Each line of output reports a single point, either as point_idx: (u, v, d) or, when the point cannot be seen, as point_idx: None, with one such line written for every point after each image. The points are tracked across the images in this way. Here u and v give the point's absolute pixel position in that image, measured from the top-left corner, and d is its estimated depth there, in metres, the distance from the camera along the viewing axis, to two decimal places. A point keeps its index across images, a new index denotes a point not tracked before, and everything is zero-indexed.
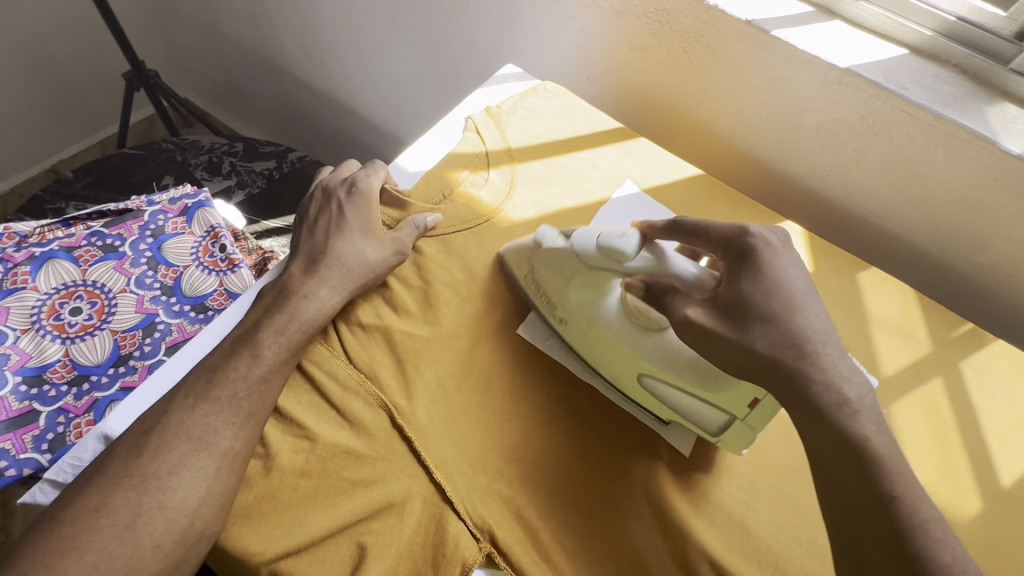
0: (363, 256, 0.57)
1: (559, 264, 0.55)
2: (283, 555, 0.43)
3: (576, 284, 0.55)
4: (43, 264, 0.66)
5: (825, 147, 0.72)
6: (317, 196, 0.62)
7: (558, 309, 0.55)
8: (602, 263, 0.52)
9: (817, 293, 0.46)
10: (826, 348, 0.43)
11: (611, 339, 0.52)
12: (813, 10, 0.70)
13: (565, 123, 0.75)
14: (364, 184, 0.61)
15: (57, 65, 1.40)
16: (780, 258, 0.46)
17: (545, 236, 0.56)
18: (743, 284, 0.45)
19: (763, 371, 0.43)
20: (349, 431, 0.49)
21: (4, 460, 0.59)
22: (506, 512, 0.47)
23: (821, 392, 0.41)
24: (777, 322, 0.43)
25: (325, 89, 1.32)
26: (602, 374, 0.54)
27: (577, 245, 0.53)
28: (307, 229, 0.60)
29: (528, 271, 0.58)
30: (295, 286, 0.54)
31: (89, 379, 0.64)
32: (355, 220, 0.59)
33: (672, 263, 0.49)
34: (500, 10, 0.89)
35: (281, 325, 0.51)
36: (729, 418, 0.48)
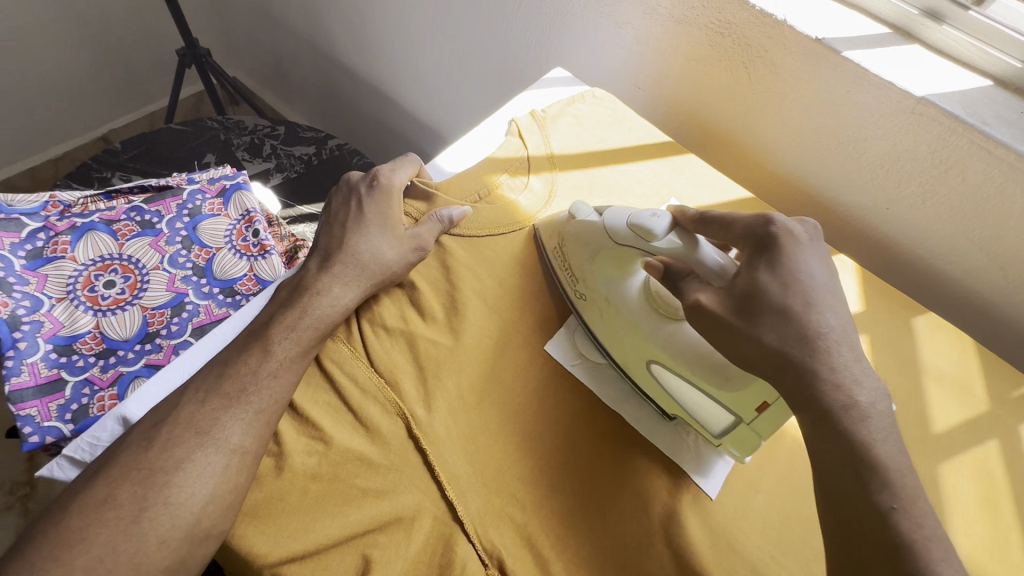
0: (378, 253, 0.56)
1: (587, 238, 0.55)
2: (287, 561, 0.42)
3: (602, 261, 0.55)
4: (83, 235, 0.67)
5: (889, 180, 0.67)
6: (341, 189, 0.62)
7: (580, 284, 0.56)
8: (628, 240, 0.51)
9: (837, 290, 0.44)
10: (838, 348, 0.42)
11: (628, 321, 0.53)
12: (890, 31, 0.66)
13: (612, 133, 0.72)
14: (386, 179, 0.61)
15: (116, 37, 1.44)
16: (804, 252, 0.45)
17: (579, 210, 0.57)
18: (761, 274, 0.44)
19: (768, 364, 0.42)
20: (364, 438, 0.47)
21: (29, 425, 0.60)
22: (518, 540, 0.45)
23: (830, 392, 0.41)
24: (789, 315, 0.42)
25: (369, 78, 1.31)
26: (611, 359, 0.55)
27: (608, 220, 0.53)
28: (328, 222, 0.60)
29: (557, 245, 0.59)
30: (308, 283, 0.54)
31: (116, 353, 0.64)
32: (374, 217, 0.58)
33: (702, 251, 0.47)
34: (554, 11, 0.87)
35: (291, 321, 0.50)
36: (734, 420, 0.47)
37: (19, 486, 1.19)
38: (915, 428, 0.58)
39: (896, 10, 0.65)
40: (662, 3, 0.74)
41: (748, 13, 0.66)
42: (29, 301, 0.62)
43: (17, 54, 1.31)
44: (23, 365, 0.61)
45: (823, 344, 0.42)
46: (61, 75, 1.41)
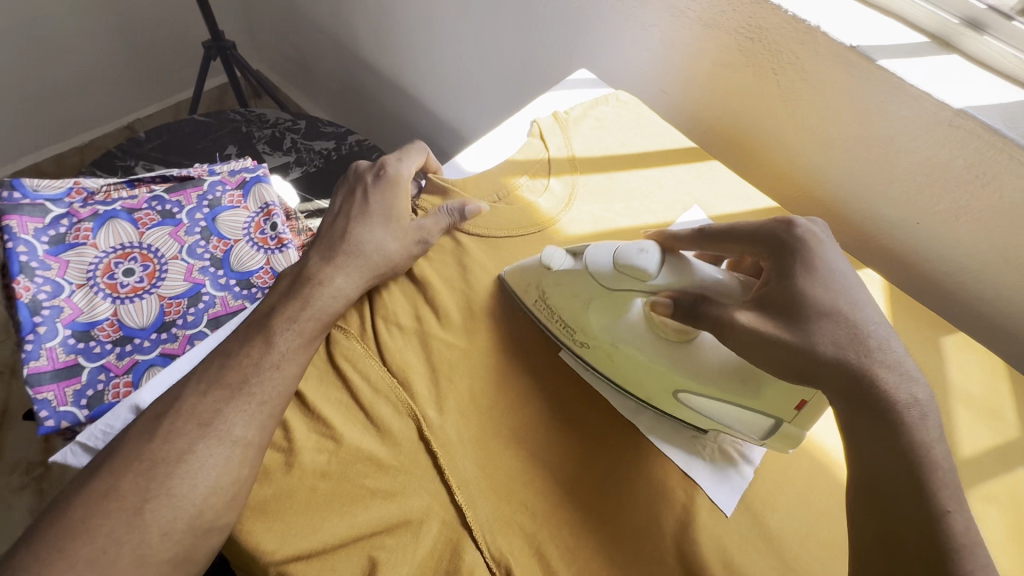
0: (382, 244, 0.56)
1: (574, 288, 0.52)
2: (293, 559, 0.41)
3: (596, 304, 0.52)
4: (105, 223, 0.68)
5: (921, 193, 0.65)
6: (348, 180, 0.62)
7: (578, 332, 0.53)
8: (621, 284, 0.48)
9: (865, 285, 0.44)
10: (889, 345, 0.42)
11: (641, 358, 0.51)
12: (928, 41, 0.64)
13: (635, 137, 0.71)
14: (393, 169, 0.61)
15: (144, 28, 1.46)
16: (828, 250, 0.45)
17: (552, 258, 0.52)
18: (797, 279, 0.43)
19: (826, 375, 0.41)
20: (375, 437, 0.47)
21: (45, 409, 0.60)
22: (526, 548, 0.44)
23: (891, 393, 0.40)
24: (839, 317, 0.41)
25: (391, 74, 1.32)
26: (632, 396, 0.52)
27: (592, 266, 0.49)
28: (333, 212, 0.60)
29: (538, 296, 0.54)
30: (311, 273, 0.54)
31: (133, 341, 0.65)
32: (379, 207, 0.59)
33: (699, 273, 0.47)
34: (579, 12, 0.86)
35: (295, 314, 0.50)
36: (774, 422, 0.46)
37: (34, 467, 1.22)
38: None
39: (935, 18, 0.63)
40: (690, 5, 0.73)
41: (780, 18, 0.65)
42: (50, 286, 0.63)
43: (48, 42, 1.33)
44: (42, 349, 0.62)
45: (871, 343, 0.41)
46: (90, 64, 1.43)
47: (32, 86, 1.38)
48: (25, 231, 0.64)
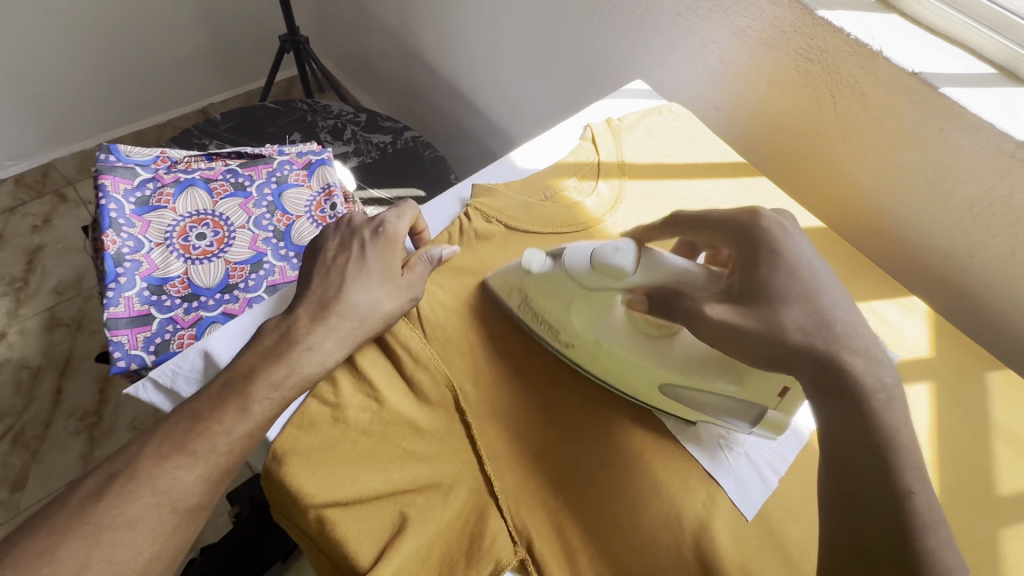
0: (377, 304, 0.52)
1: (556, 288, 0.53)
2: (331, 504, 0.44)
3: (577, 305, 0.53)
4: (185, 189, 0.74)
5: (977, 224, 0.64)
6: (338, 232, 0.57)
7: (561, 332, 0.54)
8: (599, 282, 0.50)
9: (834, 273, 0.45)
10: (855, 330, 0.43)
11: (622, 355, 0.51)
12: (996, 72, 0.63)
13: (685, 148, 0.72)
14: (392, 227, 0.57)
15: (228, 21, 1.57)
16: (796, 240, 0.46)
17: (532, 260, 0.53)
18: (761, 269, 0.44)
19: (789, 361, 0.42)
20: (414, 403, 0.50)
21: (118, 351, 0.66)
22: (548, 526, 0.46)
23: (859, 376, 0.41)
24: (806, 302, 0.42)
25: (450, 77, 1.37)
26: (624, 392, 0.53)
27: (569, 267, 0.51)
28: (321, 267, 0.55)
29: (520, 298, 0.55)
30: (298, 332, 0.50)
31: (199, 299, 0.70)
32: (376, 266, 0.54)
33: (673, 268, 0.47)
34: (640, 26, 0.88)
35: (278, 376, 0.47)
36: (761, 409, 0.48)
37: (87, 415, 1.31)
38: (977, 487, 0.55)
39: (1006, 51, 0.62)
40: (752, 24, 0.74)
41: (842, 41, 0.66)
42: (133, 242, 0.69)
43: (143, 28, 1.46)
44: (121, 297, 0.67)
45: (836, 329, 0.42)
46: (177, 50, 1.55)
47: (125, 67, 1.50)
48: (116, 190, 0.70)
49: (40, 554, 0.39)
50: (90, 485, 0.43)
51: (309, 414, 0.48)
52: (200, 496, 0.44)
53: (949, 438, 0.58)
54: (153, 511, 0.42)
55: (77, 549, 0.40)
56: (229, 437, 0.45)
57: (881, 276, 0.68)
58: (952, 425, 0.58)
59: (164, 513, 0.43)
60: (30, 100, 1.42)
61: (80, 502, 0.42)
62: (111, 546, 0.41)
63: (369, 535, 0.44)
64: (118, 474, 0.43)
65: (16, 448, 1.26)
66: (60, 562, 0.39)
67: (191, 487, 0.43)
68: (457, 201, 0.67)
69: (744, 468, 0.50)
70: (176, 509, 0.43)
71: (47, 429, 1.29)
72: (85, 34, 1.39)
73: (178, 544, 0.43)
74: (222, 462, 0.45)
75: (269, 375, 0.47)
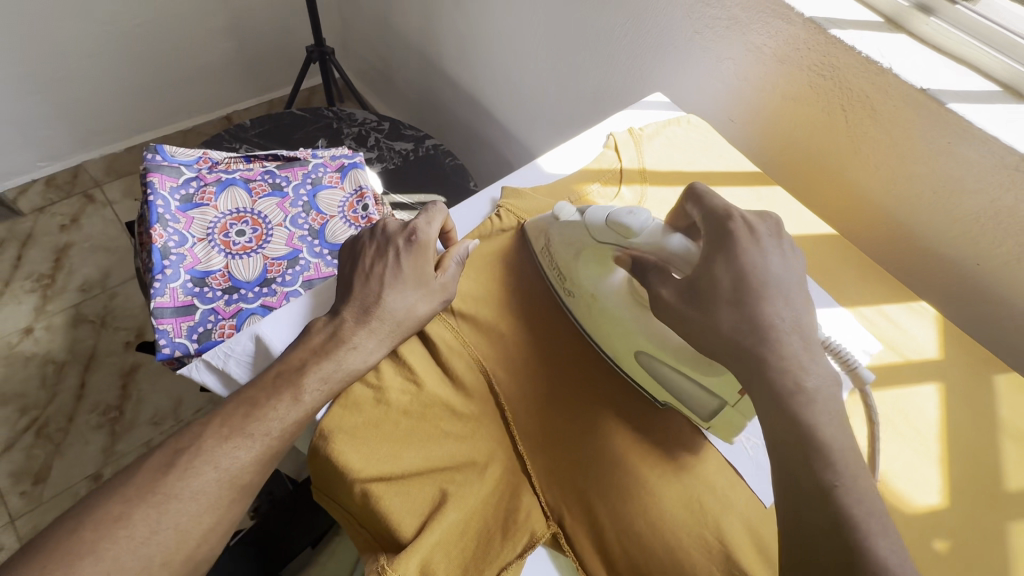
0: (413, 309, 0.54)
1: (570, 240, 0.58)
2: (376, 479, 0.47)
3: (588, 258, 0.57)
4: (226, 188, 0.78)
5: (984, 234, 0.67)
6: (376, 237, 0.58)
7: (567, 280, 0.58)
8: (606, 236, 0.54)
9: (800, 285, 0.46)
10: (790, 335, 0.44)
11: (614, 315, 0.55)
12: (1000, 90, 0.66)
13: (703, 157, 0.76)
14: (423, 234, 0.57)
15: (256, 32, 1.64)
16: (762, 248, 0.47)
17: (563, 210, 0.59)
18: (713, 268, 0.47)
19: (726, 353, 0.45)
20: (450, 388, 0.53)
21: (164, 338, 0.70)
22: (576, 504, 0.48)
23: (776, 378, 0.42)
24: (744, 306, 0.44)
25: (469, 88, 1.42)
26: (603, 351, 0.56)
27: (589, 219, 0.55)
28: (359, 271, 0.56)
29: (543, 244, 0.61)
30: (344, 333, 0.51)
31: (239, 291, 0.74)
32: (413, 274, 0.55)
33: (671, 241, 0.50)
34: (658, 41, 0.92)
35: (327, 371, 0.50)
36: (718, 404, 0.49)
37: (110, 410, 1.34)
38: (985, 482, 0.57)
39: (1010, 69, 0.66)
40: (767, 42, 0.78)
41: (854, 58, 0.70)
42: (178, 237, 0.73)
43: (176, 36, 1.52)
44: (166, 288, 0.71)
45: (763, 335, 0.43)
46: (206, 59, 1.61)
47: (156, 73, 1.56)
48: (163, 187, 0.74)
49: (115, 519, 0.43)
50: (157, 457, 0.46)
51: (354, 395, 0.51)
52: (254, 471, 0.47)
53: (957, 436, 0.60)
54: (214, 484, 0.45)
55: (148, 514, 0.43)
56: (283, 420, 0.48)
57: (890, 282, 0.71)
58: (961, 424, 0.61)
59: (223, 486, 0.46)
60: (65, 104, 1.48)
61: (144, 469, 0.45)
62: (176, 515, 0.44)
63: (411, 508, 0.47)
64: (182, 449, 0.46)
65: (40, 440, 1.29)
66: (132, 526, 0.43)
67: (247, 462, 0.47)
68: (490, 200, 0.70)
69: (761, 456, 0.52)
70: (232, 482, 0.46)
71: (70, 422, 1.32)
72: (121, 42, 1.45)
73: (231, 516, 0.46)
74: (274, 439, 0.48)
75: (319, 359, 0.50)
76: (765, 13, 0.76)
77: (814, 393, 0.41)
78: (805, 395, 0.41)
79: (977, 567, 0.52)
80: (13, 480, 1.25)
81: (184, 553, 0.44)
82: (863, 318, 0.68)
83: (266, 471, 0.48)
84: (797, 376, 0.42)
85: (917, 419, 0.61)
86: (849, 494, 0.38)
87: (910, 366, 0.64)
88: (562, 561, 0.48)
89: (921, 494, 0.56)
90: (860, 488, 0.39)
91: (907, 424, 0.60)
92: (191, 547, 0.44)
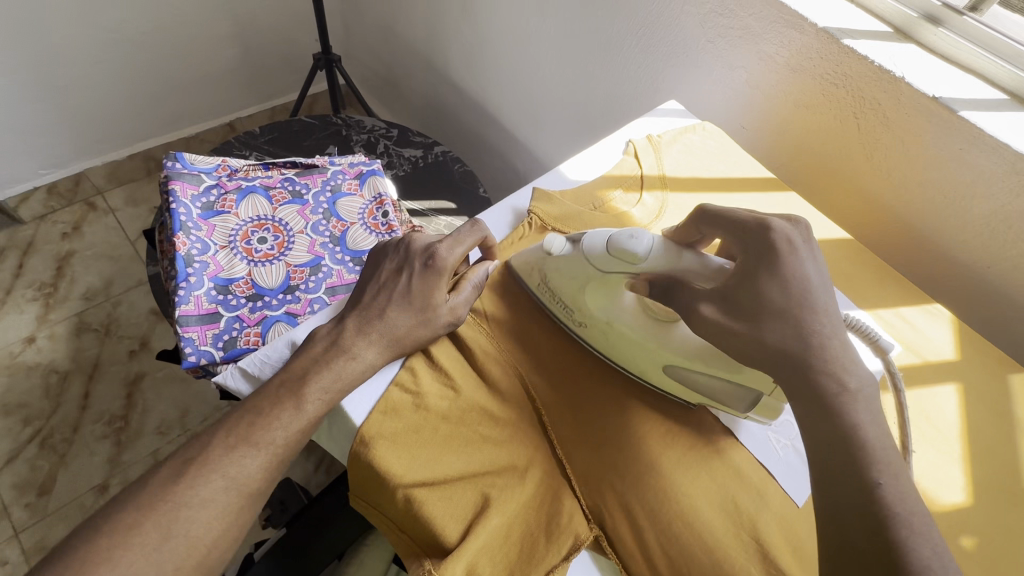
0: (411, 329, 0.53)
1: (571, 274, 0.56)
2: (419, 484, 0.47)
3: (591, 288, 0.56)
4: (246, 196, 0.78)
5: (995, 237, 0.69)
6: (397, 252, 0.57)
7: (576, 312, 0.57)
8: (611, 266, 0.53)
9: (833, 295, 0.47)
10: (830, 343, 0.45)
11: (632, 337, 0.54)
12: (1007, 98, 0.69)
13: (718, 163, 0.77)
14: (443, 259, 0.55)
15: (259, 38, 1.64)
16: (800, 257, 0.48)
17: (553, 244, 0.56)
18: (760, 281, 0.47)
19: (771, 360, 0.45)
20: (488, 394, 0.53)
21: (189, 346, 0.70)
22: (618, 506, 0.48)
23: (825, 379, 0.43)
24: (789, 317, 0.45)
25: (475, 95, 1.43)
26: (626, 370, 0.56)
27: (587, 251, 0.54)
28: (374, 285, 0.56)
29: (540, 280, 0.58)
30: (345, 341, 0.52)
31: (263, 299, 0.74)
32: (421, 296, 0.54)
33: (683, 259, 0.51)
34: (669, 50, 0.94)
35: (327, 382, 0.50)
36: (756, 395, 0.50)
37: (115, 420, 1.33)
38: (1006, 479, 0.59)
39: (1016, 78, 0.68)
40: (780, 51, 0.80)
41: (866, 67, 0.72)
42: (201, 244, 0.73)
43: (180, 43, 1.51)
44: (191, 296, 0.71)
45: (807, 346, 0.44)
46: (209, 66, 1.61)
47: (159, 81, 1.55)
48: (185, 195, 0.74)
49: (129, 527, 0.43)
50: (167, 469, 0.46)
51: (392, 401, 0.51)
52: (261, 478, 0.47)
53: (978, 434, 0.61)
54: (223, 491, 0.45)
55: (159, 523, 0.43)
56: (286, 429, 0.48)
57: (905, 284, 0.73)
58: (981, 423, 0.62)
59: (233, 494, 0.46)
60: (67, 111, 1.46)
61: (185, 487, 0.45)
62: (187, 522, 0.44)
63: (454, 513, 0.47)
64: (191, 459, 0.46)
65: (44, 451, 1.27)
66: (145, 534, 0.43)
67: (254, 470, 0.46)
68: (512, 208, 0.70)
69: (792, 455, 0.53)
70: (242, 489, 0.46)
71: (75, 433, 1.30)
72: (124, 49, 1.44)
73: (242, 522, 0.46)
74: (278, 448, 0.48)
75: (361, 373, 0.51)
76: (778, 24, 0.78)
77: (839, 392, 0.43)
78: (846, 399, 0.42)
79: (1003, 563, 0.54)
80: (16, 492, 1.23)
81: (195, 561, 0.44)
82: (882, 320, 0.69)
83: (274, 477, 0.48)
84: (821, 377, 0.43)
85: (938, 419, 0.62)
86: (875, 492, 0.39)
87: (928, 366, 0.66)
88: (603, 562, 0.48)
89: (946, 492, 0.57)
90: (884, 484, 0.40)
91: (929, 424, 0.61)
92: (202, 554, 0.44)
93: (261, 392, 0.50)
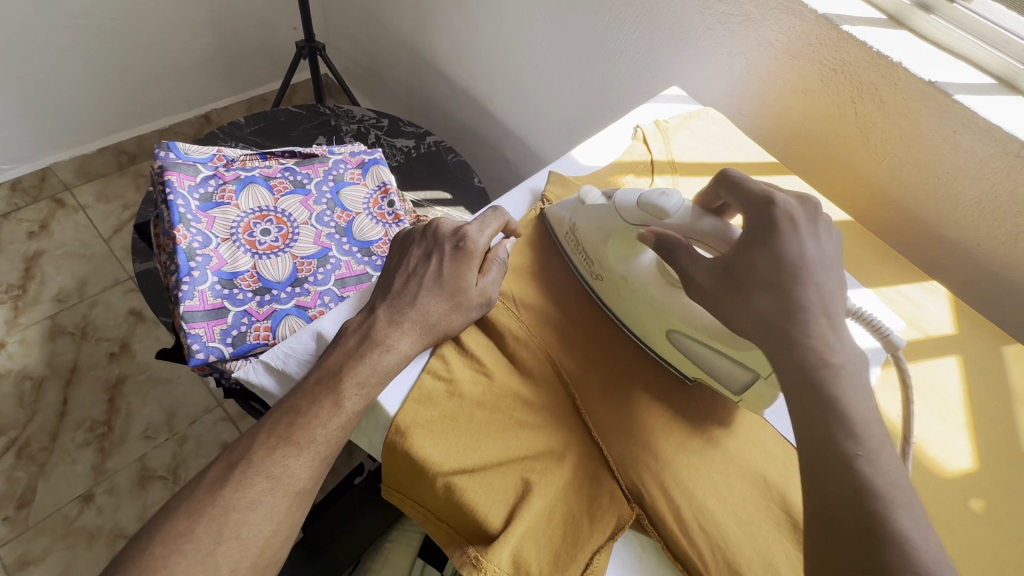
0: (443, 315, 0.54)
1: (600, 222, 0.58)
2: (459, 471, 0.48)
3: (615, 241, 0.58)
4: (245, 186, 0.75)
5: (984, 217, 0.73)
6: (424, 238, 0.58)
7: (595, 264, 0.59)
8: (638, 218, 0.55)
9: (835, 273, 0.47)
10: (846, 321, 0.45)
11: (642, 296, 0.56)
12: (995, 82, 0.72)
13: (724, 148, 0.78)
14: (473, 241, 0.56)
15: (234, 26, 1.56)
16: (818, 238, 0.48)
17: (588, 195, 0.60)
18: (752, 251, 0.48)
19: None
20: (520, 380, 0.54)
21: (197, 343, 0.67)
22: (655, 485, 0.49)
23: (859, 359, 0.44)
24: (807, 298, 0.46)
25: (465, 85, 1.41)
26: (630, 330, 0.57)
27: (619, 203, 0.56)
28: (401, 271, 0.56)
29: (569, 231, 0.61)
30: (377, 334, 0.52)
31: (271, 292, 0.72)
32: (452, 280, 0.54)
33: (702, 222, 0.52)
34: (667, 37, 0.95)
35: (363, 375, 0.50)
36: (752, 377, 0.50)
37: (97, 425, 1.27)
38: (1007, 444, 0.62)
39: (1004, 64, 0.71)
40: (778, 37, 0.81)
41: (865, 54, 0.74)
42: (201, 237, 0.71)
43: (150, 31, 1.43)
44: (195, 291, 0.69)
45: (840, 323, 0.45)
46: (183, 56, 1.54)
47: (129, 71, 1.47)
48: (182, 186, 0.71)
49: (181, 533, 0.43)
50: (213, 473, 0.46)
51: (426, 390, 0.52)
52: (307, 478, 0.47)
53: (978, 403, 0.64)
54: (268, 493, 0.45)
55: (210, 527, 0.43)
56: (326, 427, 0.48)
57: (903, 262, 0.75)
58: (981, 393, 0.65)
59: (279, 494, 0.46)
60: (29, 104, 1.38)
61: (232, 492, 0.45)
62: (237, 524, 0.44)
63: (497, 497, 0.48)
64: (235, 462, 0.46)
65: (22, 461, 1.21)
66: (197, 539, 0.43)
67: (298, 469, 0.46)
68: (529, 191, 0.70)
69: None
70: (287, 489, 0.46)
71: (54, 441, 1.24)
72: (89, 35, 1.35)
73: (292, 521, 0.46)
74: (320, 447, 0.47)
75: (393, 371, 0.51)
76: (779, 10, 0.79)
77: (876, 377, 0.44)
78: (871, 377, 0.44)
79: (1010, 523, 0.57)
80: None
81: (249, 560, 0.44)
82: (884, 297, 0.72)
83: (319, 476, 0.48)
84: (852, 355, 0.44)
85: (942, 390, 0.65)
86: (908, 466, 0.41)
87: (930, 341, 0.69)
88: (645, 541, 0.49)
89: (955, 460, 0.60)
90: None
91: (933, 395, 0.64)
92: (256, 554, 0.44)
93: (294, 393, 0.50)
